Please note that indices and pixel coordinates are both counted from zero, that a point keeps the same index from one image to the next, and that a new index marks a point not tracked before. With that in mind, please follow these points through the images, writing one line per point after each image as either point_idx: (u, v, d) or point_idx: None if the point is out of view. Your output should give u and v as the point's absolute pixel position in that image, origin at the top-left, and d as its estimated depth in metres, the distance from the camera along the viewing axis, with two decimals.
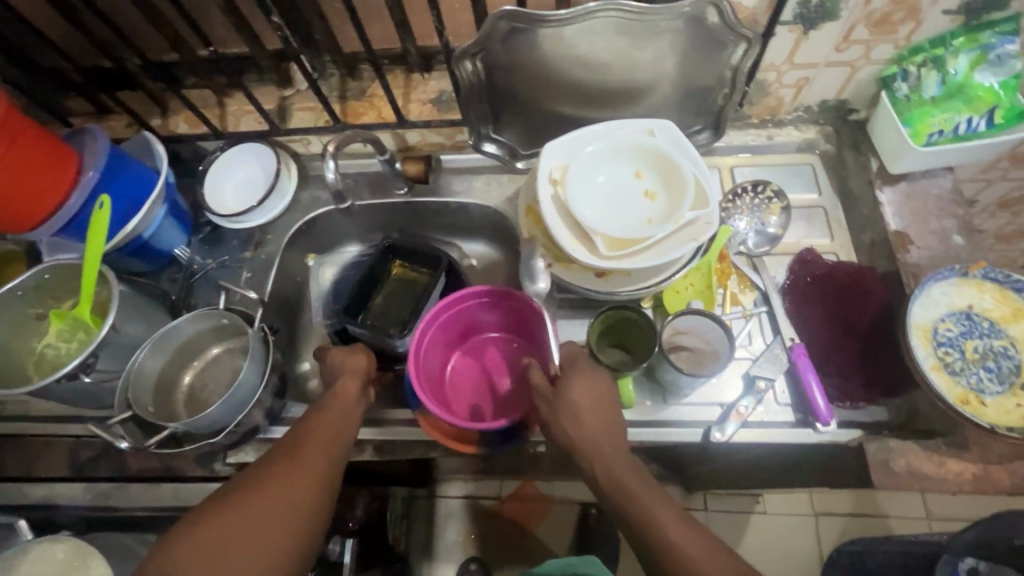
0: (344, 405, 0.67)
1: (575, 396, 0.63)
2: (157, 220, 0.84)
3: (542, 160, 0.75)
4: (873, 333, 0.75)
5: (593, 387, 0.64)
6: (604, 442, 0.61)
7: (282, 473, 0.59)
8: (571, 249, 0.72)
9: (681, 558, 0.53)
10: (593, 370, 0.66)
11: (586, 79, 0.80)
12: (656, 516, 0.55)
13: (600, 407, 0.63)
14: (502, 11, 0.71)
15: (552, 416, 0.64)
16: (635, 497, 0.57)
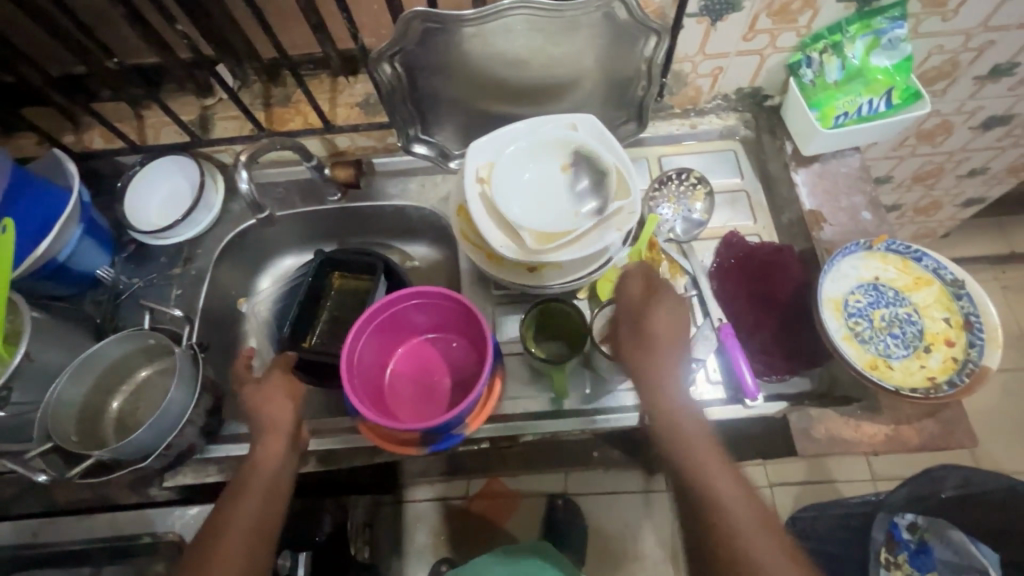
0: (279, 439, 0.66)
1: (654, 324, 0.65)
2: (73, 241, 0.81)
3: (467, 159, 0.76)
4: (794, 308, 0.79)
5: (674, 318, 0.66)
6: (666, 374, 0.63)
7: (225, 527, 0.60)
8: (499, 245, 0.72)
9: (715, 496, 0.56)
10: (677, 301, 0.67)
11: (507, 75, 0.81)
12: (696, 451, 0.59)
13: (673, 343, 0.65)
14: (414, 11, 0.71)
15: (631, 337, 0.66)
16: (674, 429, 0.61)
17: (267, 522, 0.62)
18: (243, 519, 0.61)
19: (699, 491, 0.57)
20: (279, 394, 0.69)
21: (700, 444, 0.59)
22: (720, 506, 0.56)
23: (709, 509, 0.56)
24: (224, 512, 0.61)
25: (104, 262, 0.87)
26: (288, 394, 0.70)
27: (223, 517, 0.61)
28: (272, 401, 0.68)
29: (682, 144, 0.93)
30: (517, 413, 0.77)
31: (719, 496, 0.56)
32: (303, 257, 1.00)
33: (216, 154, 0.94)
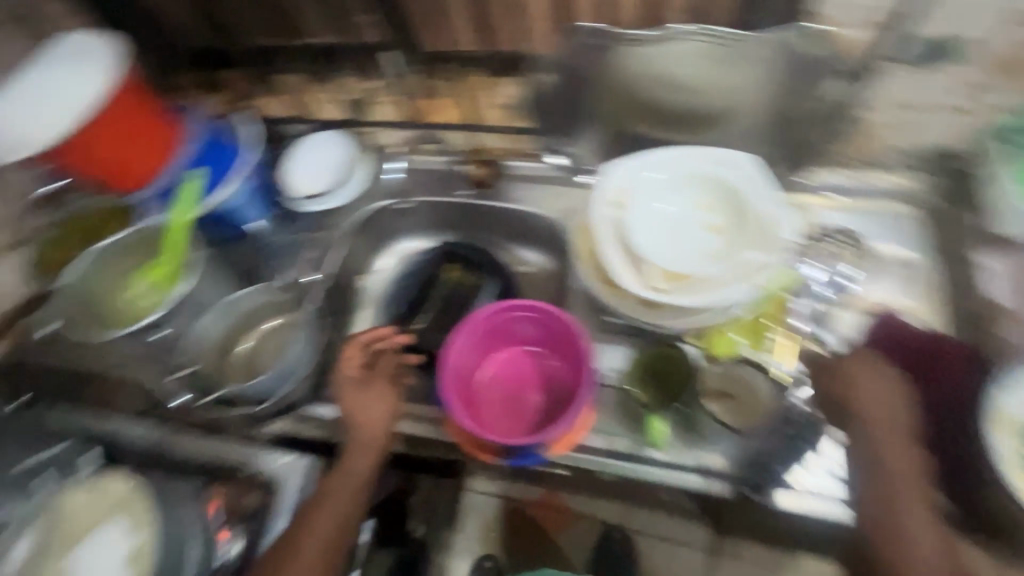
0: (367, 438, 0.77)
1: (865, 393, 0.65)
2: (237, 195, 0.89)
3: (602, 179, 0.74)
4: (943, 405, 0.67)
5: (878, 378, 0.66)
6: (882, 431, 0.64)
7: (319, 512, 0.71)
8: (619, 274, 0.69)
9: (899, 517, 0.60)
10: (878, 365, 0.67)
11: (660, 98, 0.79)
12: (895, 485, 0.61)
13: (886, 412, 0.64)
14: (585, 26, 0.73)
15: (839, 382, 0.67)
16: (880, 485, 0.62)
17: (340, 537, 0.71)
18: (324, 525, 0.70)
19: (892, 537, 0.59)
20: (378, 398, 0.79)
21: (914, 521, 0.59)
22: (909, 547, 0.58)
23: (892, 525, 0.60)
24: (308, 516, 0.71)
25: (258, 218, 0.94)
26: (384, 404, 0.79)
27: (317, 502, 0.72)
28: (368, 412, 0.78)
29: (846, 199, 0.82)
30: (600, 446, 0.73)
31: (908, 529, 0.59)
32: (425, 242, 1.03)
33: (369, 135, 1.01)
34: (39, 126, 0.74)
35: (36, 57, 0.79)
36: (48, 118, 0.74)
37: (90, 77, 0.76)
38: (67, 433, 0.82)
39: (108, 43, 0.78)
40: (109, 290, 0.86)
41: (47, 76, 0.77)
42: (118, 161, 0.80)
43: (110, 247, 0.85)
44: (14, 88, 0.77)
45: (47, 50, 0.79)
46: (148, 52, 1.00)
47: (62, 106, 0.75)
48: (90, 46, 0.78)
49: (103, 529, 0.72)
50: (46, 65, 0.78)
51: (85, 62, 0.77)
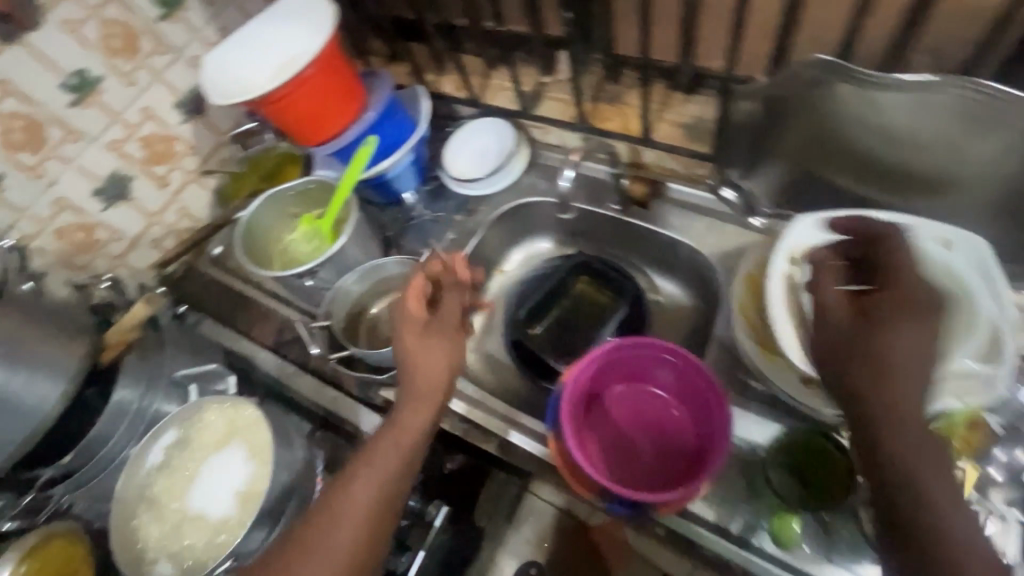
0: (427, 395, 0.67)
1: (894, 352, 0.49)
2: (401, 166, 0.93)
3: (789, 232, 0.65)
4: None
5: (916, 337, 0.49)
6: (899, 388, 0.48)
7: (359, 474, 0.62)
8: (786, 346, 0.61)
9: (929, 502, 0.46)
10: (928, 305, 0.50)
11: (880, 152, 0.68)
12: (915, 456, 0.47)
13: (921, 369, 0.48)
14: (817, 58, 0.63)
15: (864, 342, 0.50)
16: (907, 460, 0.47)
17: (383, 509, 0.62)
18: (364, 491, 0.61)
19: (919, 522, 0.46)
20: (436, 345, 0.69)
21: (946, 512, 0.46)
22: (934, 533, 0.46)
23: (919, 511, 0.46)
24: (352, 484, 0.62)
25: (411, 188, 0.99)
26: (449, 357, 0.68)
27: (360, 463, 0.63)
28: (428, 363, 0.67)
29: None
30: (707, 519, 0.66)
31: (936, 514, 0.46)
32: (560, 246, 1.01)
33: (532, 128, 0.99)
34: (256, 87, 0.83)
35: (266, 19, 0.87)
36: (265, 82, 0.83)
37: (305, 48, 0.83)
38: (215, 346, 0.92)
39: (325, 17, 0.83)
40: (278, 230, 0.95)
41: (275, 44, 0.86)
42: (310, 118, 0.85)
43: (284, 193, 0.93)
44: (246, 47, 0.86)
45: (276, 16, 0.87)
46: (349, 15, 1.06)
47: (278, 72, 0.83)
48: (310, 17, 0.84)
49: (227, 450, 0.77)
50: (274, 31, 0.86)
51: (304, 34, 0.84)
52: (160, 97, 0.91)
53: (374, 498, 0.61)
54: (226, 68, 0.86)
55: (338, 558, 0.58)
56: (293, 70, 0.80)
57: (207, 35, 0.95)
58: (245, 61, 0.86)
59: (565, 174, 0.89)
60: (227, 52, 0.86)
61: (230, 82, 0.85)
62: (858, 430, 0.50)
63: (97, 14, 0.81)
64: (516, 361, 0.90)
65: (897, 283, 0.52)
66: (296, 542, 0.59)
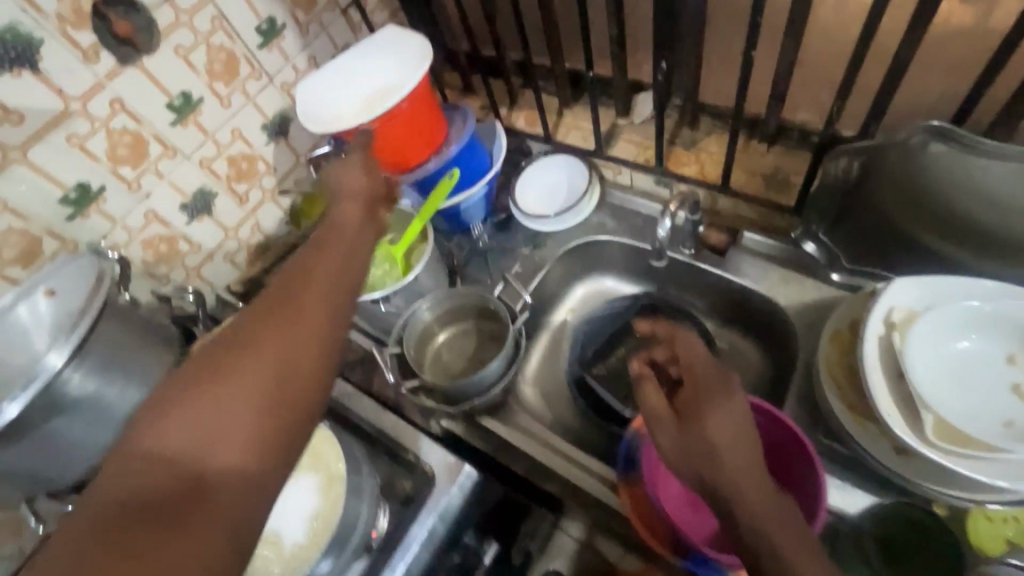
0: (363, 193, 0.63)
1: (715, 441, 0.48)
2: (474, 198, 0.95)
3: (888, 293, 0.63)
4: None
5: (731, 417, 0.49)
6: (729, 467, 0.48)
7: (305, 267, 0.53)
8: (884, 412, 0.58)
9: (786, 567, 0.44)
10: (727, 389, 0.51)
11: (984, 221, 0.65)
12: (763, 524, 0.46)
13: (746, 451, 0.48)
14: (928, 123, 0.61)
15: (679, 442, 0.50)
16: (752, 538, 0.46)
17: (343, 296, 0.52)
18: (318, 275, 0.52)
19: None
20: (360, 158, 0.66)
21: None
22: None
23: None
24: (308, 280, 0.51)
25: (480, 219, 1.00)
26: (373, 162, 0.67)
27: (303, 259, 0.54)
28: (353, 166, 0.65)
29: None
30: None
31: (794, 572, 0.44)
32: (623, 285, 1.01)
33: (603, 167, 1.00)
34: (349, 117, 0.86)
35: (361, 53, 0.90)
36: (358, 113, 0.86)
37: (400, 84, 0.85)
38: None
39: (420, 54, 0.86)
40: None
41: (369, 77, 0.89)
42: (392, 150, 0.87)
43: None
44: (341, 79, 0.90)
45: (372, 50, 0.90)
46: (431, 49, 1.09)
47: (372, 105, 0.86)
48: (405, 55, 0.88)
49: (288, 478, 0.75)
50: (369, 66, 0.90)
51: (399, 71, 0.87)
52: (250, 119, 0.95)
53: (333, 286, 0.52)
54: (320, 96, 0.89)
55: (279, 360, 0.46)
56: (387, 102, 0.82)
57: (298, 63, 0.99)
58: (339, 93, 0.89)
59: (664, 225, 0.82)
60: (321, 81, 0.89)
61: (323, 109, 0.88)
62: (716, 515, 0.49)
63: (206, 41, 0.85)
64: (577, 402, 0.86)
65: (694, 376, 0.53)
66: (242, 337, 0.47)
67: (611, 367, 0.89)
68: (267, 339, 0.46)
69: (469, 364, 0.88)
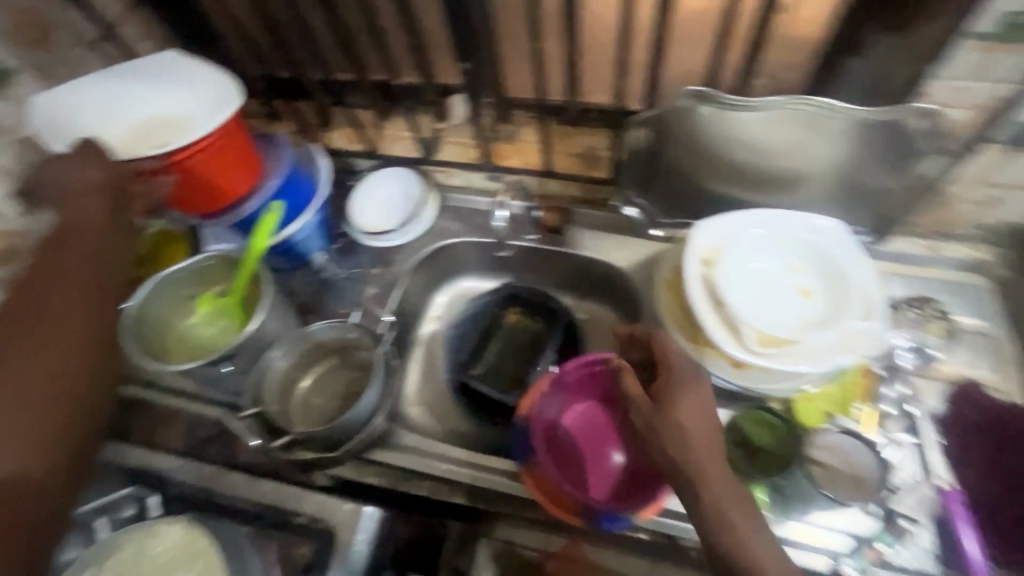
0: (93, 195, 0.67)
1: (685, 420, 0.57)
2: (307, 227, 0.89)
3: (695, 236, 0.73)
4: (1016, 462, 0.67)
5: (699, 405, 0.58)
6: (696, 448, 0.55)
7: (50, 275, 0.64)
8: (714, 333, 0.68)
9: (740, 540, 0.52)
10: (697, 380, 0.60)
11: (750, 161, 0.79)
12: (721, 501, 0.53)
13: (711, 435, 0.57)
14: (689, 89, 0.72)
15: (654, 431, 0.58)
16: (715, 514, 0.53)
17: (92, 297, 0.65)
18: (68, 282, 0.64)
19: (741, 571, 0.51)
20: (90, 163, 0.67)
21: (756, 544, 0.52)
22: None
23: (738, 556, 0.51)
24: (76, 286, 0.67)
25: (320, 248, 0.95)
26: (98, 163, 0.68)
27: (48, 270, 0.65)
28: (72, 181, 0.67)
29: (917, 266, 0.83)
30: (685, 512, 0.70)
31: (745, 540, 0.52)
32: (484, 282, 1.02)
33: (435, 172, 1.00)
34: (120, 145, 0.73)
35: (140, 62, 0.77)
36: (135, 140, 0.74)
37: (197, 118, 0.75)
38: (113, 464, 0.79)
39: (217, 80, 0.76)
40: (167, 315, 0.83)
41: (151, 95, 0.76)
42: (204, 192, 0.78)
43: (173, 275, 0.83)
44: (113, 92, 0.75)
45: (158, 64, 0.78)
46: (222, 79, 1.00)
47: (155, 134, 0.74)
48: (200, 84, 0.77)
49: None
50: (153, 83, 0.76)
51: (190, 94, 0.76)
52: None
53: (84, 288, 0.65)
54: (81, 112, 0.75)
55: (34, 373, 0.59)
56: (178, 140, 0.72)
57: None
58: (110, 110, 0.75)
59: (499, 214, 0.94)
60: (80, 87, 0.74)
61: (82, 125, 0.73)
62: (682, 495, 0.56)
63: None
64: (465, 405, 0.87)
65: (670, 366, 0.61)
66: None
67: (489, 364, 0.90)
68: (24, 355, 0.59)
69: (342, 402, 0.82)
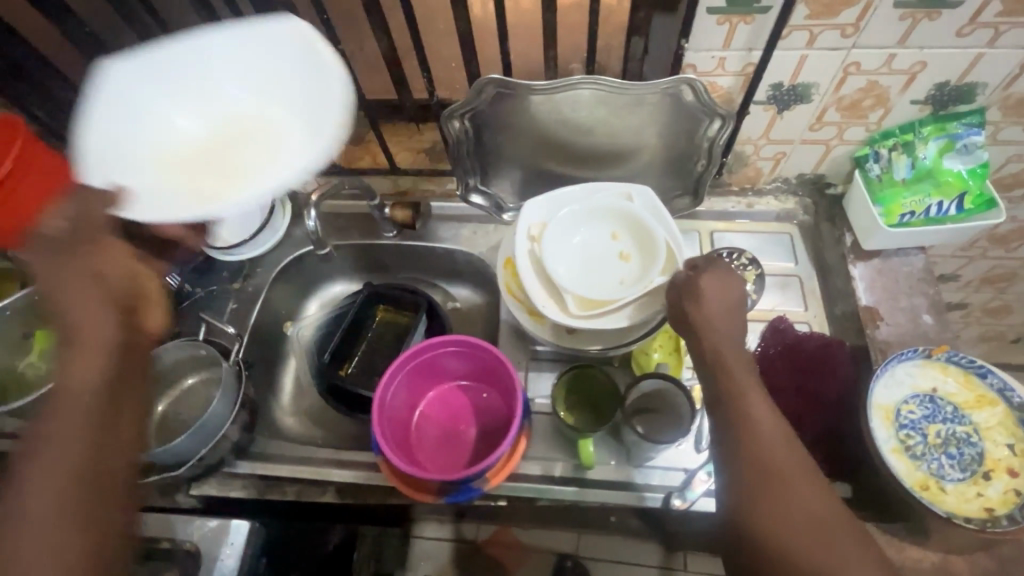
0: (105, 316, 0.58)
1: (709, 295, 0.63)
2: None
3: (521, 216, 0.78)
4: (816, 383, 0.75)
5: (726, 292, 0.63)
6: (714, 320, 0.61)
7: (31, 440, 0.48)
8: (541, 304, 0.73)
9: (743, 407, 0.55)
10: (731, 275, 0.64)
11: (569, 139, 0.83)
12: (728, 372, 0.58)
13: (730, 321, 0.62)
14: (490, 77, 0.75)
15: (679, 300, 0.65)
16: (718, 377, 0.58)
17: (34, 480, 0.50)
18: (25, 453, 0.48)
19: (738, 423, 0.55)
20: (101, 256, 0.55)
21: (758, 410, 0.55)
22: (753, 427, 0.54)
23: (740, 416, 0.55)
24: (63, 362, 0.50)
25: None
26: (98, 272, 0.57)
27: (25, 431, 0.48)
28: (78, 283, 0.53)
29: (736, 222, 0.91)
30: (536, 474, 0.76)
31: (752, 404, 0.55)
32: (354, 286, 1.04)
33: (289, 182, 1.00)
34: (209, 182, 0.69)
35: (137, 61, 0.67)
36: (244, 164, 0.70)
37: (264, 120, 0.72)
38: None
39: (325, 100, 0.69)
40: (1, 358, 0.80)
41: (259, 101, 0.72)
42: None
43: None
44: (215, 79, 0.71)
45: (240, 51, 0.69)
46: None
47: (253, 161, 0.70)
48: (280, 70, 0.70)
49: None
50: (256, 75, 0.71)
51: (294, 123, 0.71)
52: None
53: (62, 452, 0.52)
54: (114, 143, 0.67)
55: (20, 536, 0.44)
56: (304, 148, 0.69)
57: None
58: (191, 150, 0.71)
59: (309, 216, 0.85)
60: (119, 123, 0.67)
61: (141, 173, 0.68)
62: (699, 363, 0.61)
63: None
64: (333, 405, 0.88)
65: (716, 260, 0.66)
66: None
67: (360, 363, 0.92)
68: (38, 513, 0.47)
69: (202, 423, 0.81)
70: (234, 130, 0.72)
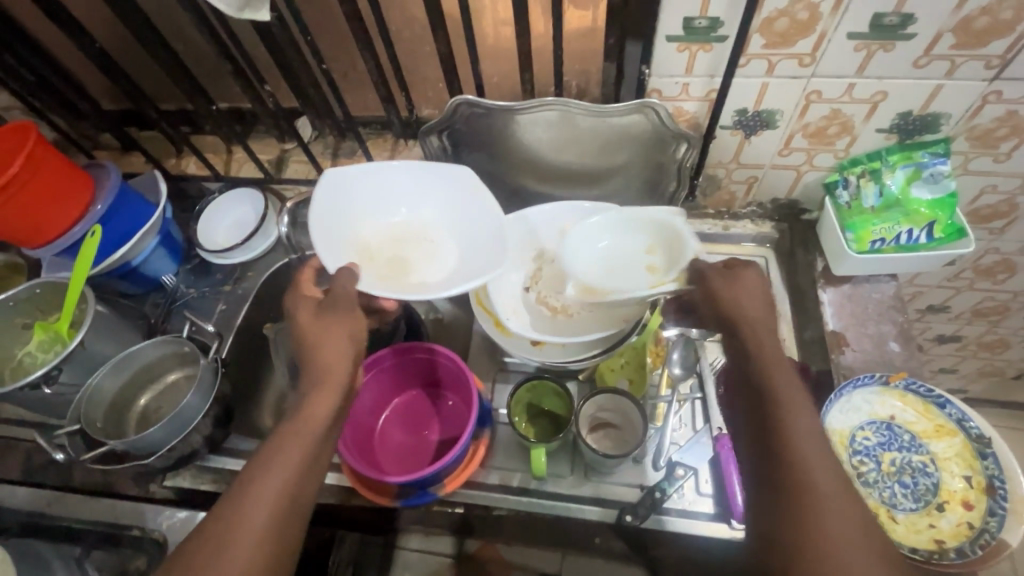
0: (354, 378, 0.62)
1: (745, 284, 0.60)
2: (147, 250, 0.93)
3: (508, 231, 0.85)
4: None
5: (763, 286, 0.61)
6: (753, 308, 0.59)
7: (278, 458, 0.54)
8: (504, 317, 0.80)
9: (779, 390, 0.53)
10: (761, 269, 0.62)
11: (544, 158, 0.86)
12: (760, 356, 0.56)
13: (768, 315, 0.59)
14: (461, 97, 0.78)
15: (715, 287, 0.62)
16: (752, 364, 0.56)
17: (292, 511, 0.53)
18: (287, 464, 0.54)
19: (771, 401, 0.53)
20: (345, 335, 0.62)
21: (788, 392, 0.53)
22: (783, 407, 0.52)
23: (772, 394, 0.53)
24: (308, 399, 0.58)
25: (170, 270, 0.98)
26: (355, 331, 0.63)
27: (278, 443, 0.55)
28: (329, 338, 0.61)
29: (714, 244, 0.92)
30: (495, 484, 0.77)
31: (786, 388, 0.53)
32: None
33: (283, 192, 1.04)
34: (376, 276, 0.74)
35: (370, 175, 0.77)
36: (407, 271, 0.76)
37: (429, 234, 0.79)
38: None
39: (491, 237, 0.76)
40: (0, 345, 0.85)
41: (427, 217, 0.80)
42: (27, 221, 0.82)
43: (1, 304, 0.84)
44: (402, 193, 0.79)
45: (429, 175, 0.78)
46: (58, 118, 1.01)
47: (417, 270, 0.76)
48: (452, 195, 0.79)
49: None
50: (430, 195, 0.80)
51: (455, 246, 0.78)
52: None
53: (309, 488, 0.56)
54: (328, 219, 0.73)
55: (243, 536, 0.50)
56: (460, 269, 0.75)
57: None
58: (369, 243, 0.77)
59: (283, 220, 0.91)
60: (336, 212, 0.74)
61: (334, 254, 0.71)
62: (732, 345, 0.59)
63: None
64: None
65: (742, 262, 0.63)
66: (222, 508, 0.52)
67: None
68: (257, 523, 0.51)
69: None
70: (404, 236, 0.79)
